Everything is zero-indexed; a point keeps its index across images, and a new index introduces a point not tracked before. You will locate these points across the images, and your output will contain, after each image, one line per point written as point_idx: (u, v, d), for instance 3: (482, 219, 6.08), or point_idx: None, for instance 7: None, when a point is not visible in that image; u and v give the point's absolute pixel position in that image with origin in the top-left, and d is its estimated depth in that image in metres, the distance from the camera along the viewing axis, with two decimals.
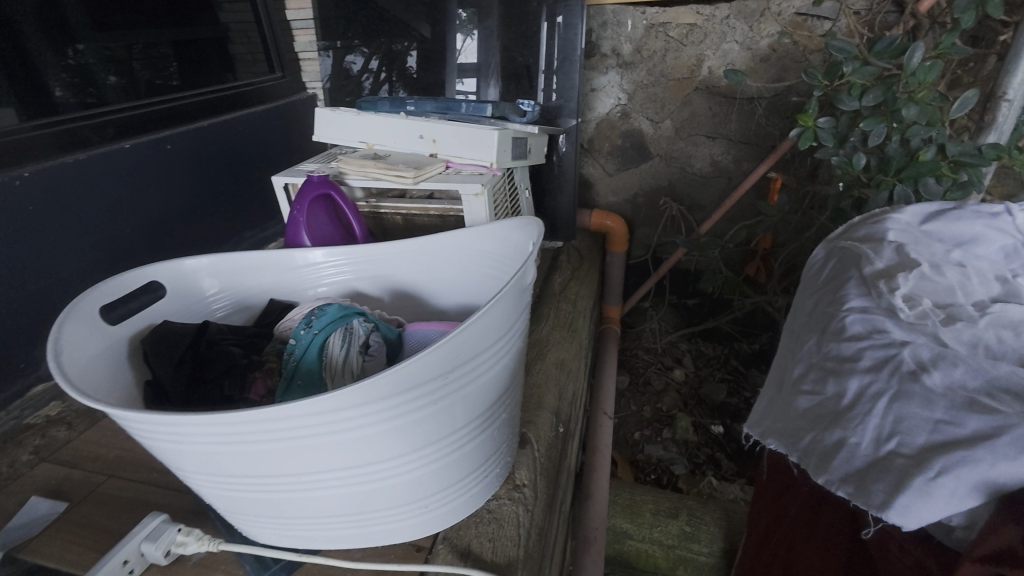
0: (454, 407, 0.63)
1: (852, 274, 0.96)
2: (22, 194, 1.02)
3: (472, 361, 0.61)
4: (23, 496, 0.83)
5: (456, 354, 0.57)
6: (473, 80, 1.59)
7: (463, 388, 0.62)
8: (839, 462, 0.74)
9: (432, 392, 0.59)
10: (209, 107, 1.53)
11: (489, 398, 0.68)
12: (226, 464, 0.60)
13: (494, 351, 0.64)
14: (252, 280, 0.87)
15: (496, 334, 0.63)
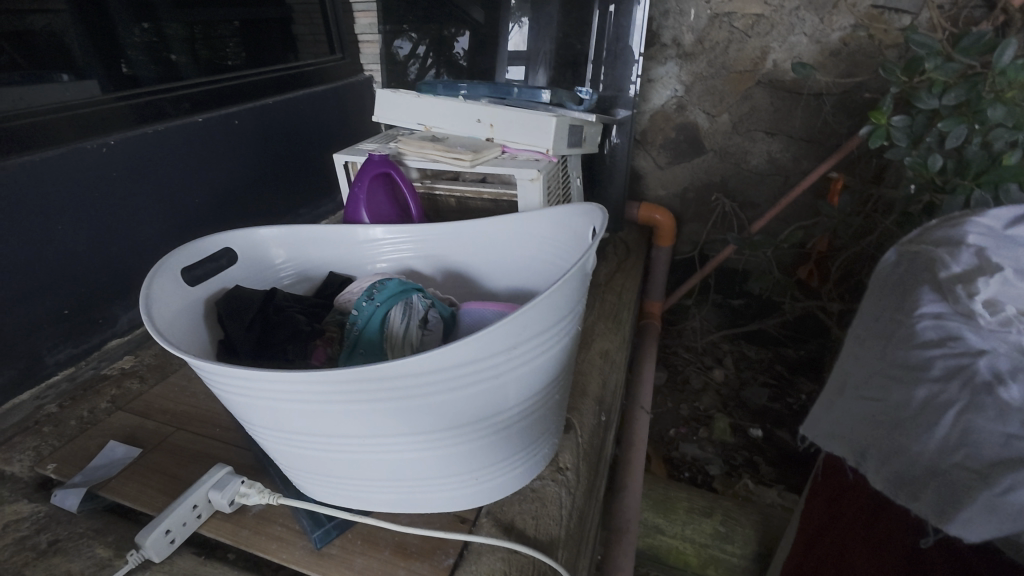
0: (509, 386, 0.65)
1: (923, 278, 0.91)
2: (108, 162, 1.09)
3: (531, 342, 0.62)
4: (101, 440, 0.90)
5: (518, 332, 0.59)
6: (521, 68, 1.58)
7: (520, 368, 0.64)
8: (901, 467, 0.75)
9: (491, 369, 0.61)
10: (274, 85, 1.59)
11: (543, 380, 0.69)
12: (293, 423, 0.63)
13: (551, 334, 0.65)
14: (316, 253, 0.91)
15: (555, 318, 0.64)
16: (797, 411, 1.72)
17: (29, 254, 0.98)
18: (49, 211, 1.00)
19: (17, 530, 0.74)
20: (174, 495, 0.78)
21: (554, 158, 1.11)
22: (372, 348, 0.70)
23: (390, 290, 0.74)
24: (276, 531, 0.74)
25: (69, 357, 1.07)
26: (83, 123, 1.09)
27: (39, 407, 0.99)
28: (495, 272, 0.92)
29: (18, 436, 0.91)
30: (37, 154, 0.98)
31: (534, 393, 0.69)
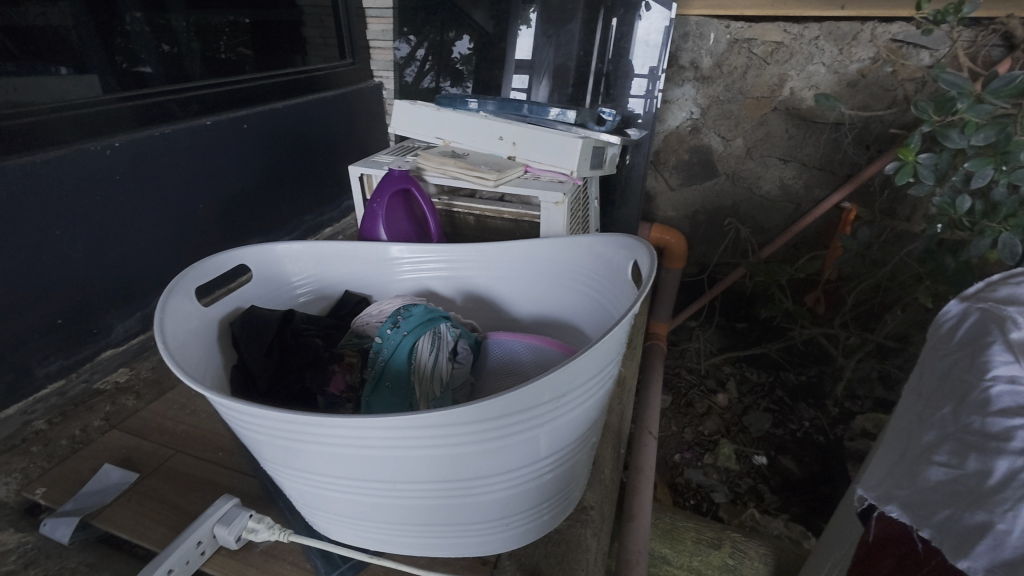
0: (536, 435, 0.62)
1: (992, 335, 0.74)
2: (112, 164, 1.04)
3: (560, 391, 0.60)
4: (96, 462, 0.84)
5: (558, 378, 0.57)
6: (525, 77, 1.58)
7: (550, 417, 0.61)
8: (980, 550, 0.56)
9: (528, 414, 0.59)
10: (283, 89, 1.54)
11: (573, 430, 0.66)
12: (310, 459, 0.62)
13: (583, 383, 0.62)
14: (334, 270, 0.86)
15: (590, 368, 0.61)
16: (800, 437, 1.71)
17: (23, 260, 0.92)
18: (45, 215, 0.94)
19: (4, 564, 0.68)
20: (175, 527, 0.73)
21: (578, 180, 1.09)
22: (398, 381, 0.66)
23: (418, 318, 0.70)
24: (285, 570, 0.70)
25: (61, 368, 1.02)
26: (85, 123, 1.03)
27: (27, 422, 0.93)
28: (520, 297, 0.89)
29: (5, 455, 0.85)
30: (38, 155, 0.93)
31: (565, 442, 0.66)
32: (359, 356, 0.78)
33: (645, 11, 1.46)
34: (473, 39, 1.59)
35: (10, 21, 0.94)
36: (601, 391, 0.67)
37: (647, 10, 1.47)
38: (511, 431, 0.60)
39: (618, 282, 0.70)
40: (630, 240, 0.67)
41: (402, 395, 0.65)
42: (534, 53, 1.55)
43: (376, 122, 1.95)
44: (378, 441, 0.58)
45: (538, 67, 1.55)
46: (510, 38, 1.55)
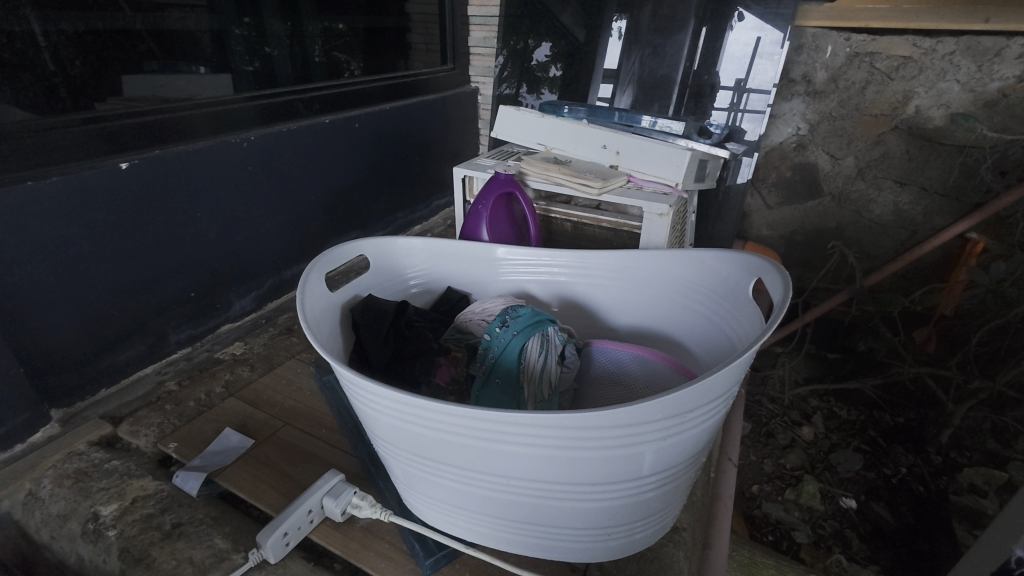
0: (645, 452, 0.61)
1: None
2: (246, 155, 1.14)
3: (677, 411, 0.58)
4: (217, 425, 0.92)
5: (677, 399, 0.56)
6: (610, 87, 1.71)
7: (662, 436, 0.60)
8: None
9: (640, 431, 0.58)
10: (390, 92, 1.63)
11: (682, 452, 0.64)
12: (421, 443, 0.65)
13: (701, 407, 0.60)
14: (442, 266, 0.90)
15: (710, 392, 0.58)
16: (895, 484, 1.55)
17: (170, 238, 1.03)
18: (190, 198, 1.05)
19: (144, 507, 0.76)
20: (286, 494, 0.79)
21: (683, 192, 1.07)
22: (507, 379, 0.68)
23: (528, 320, 0.71)
24: (384, 548, 0.73)
25: (188, 337, 1.12)
26: (220, 120, 1.11)
27: (161, 382, 1.03)
28: (621, 307, 0.87)
29: (143, 409, 0.96)
30: (190, 145, 1.03)
31: (672, 463, 0.64)
32: (466, 351, 0.81)
33: (739, 22, 1.45)
34: (560, 48, 1.76)
35: (156, 24, 1.01)
36: (715, 417, 0.64)
37: (738, 20, 1.45)
38: (622, 444, 0.59)
39: (741, 303, 0.67)
40: (762, 260, 0.63)
41: (511, 393, 0.67)
42: (620, 61, 1.67)
43: (469, 125, 2.01)
44: (489, 437, 0.60)
45: (623, 77, 1.67)
46: (601, 46, 1.69)
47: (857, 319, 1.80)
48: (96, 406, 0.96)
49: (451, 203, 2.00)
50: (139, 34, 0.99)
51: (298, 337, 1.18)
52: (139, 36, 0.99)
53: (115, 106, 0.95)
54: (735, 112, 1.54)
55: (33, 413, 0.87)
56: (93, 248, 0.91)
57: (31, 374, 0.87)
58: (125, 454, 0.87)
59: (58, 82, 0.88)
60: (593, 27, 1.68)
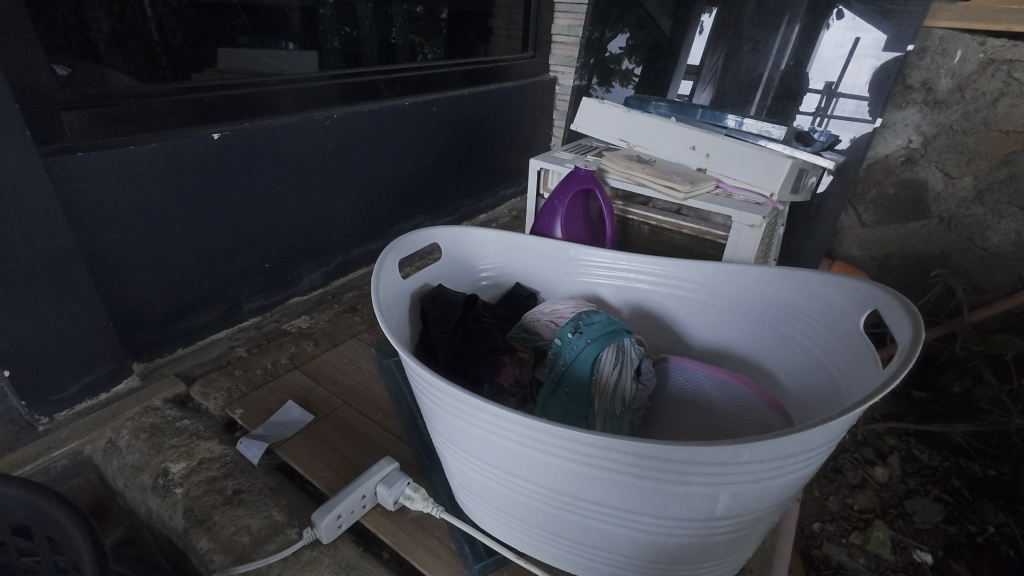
0: (721, 493, 0.55)
1: None
2: (328, 133, 1.16)
3: (766, 455, 0.52)
4: (280, 397, 0.94)
5: (770, 444, 0.50)
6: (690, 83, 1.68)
7: (743, 478, 0.54)
8: None
9: (723, 471, 0.52)
10: (469, 77, 1.61)
11: (763, 499, 0.58)
12: (480, 445, 0.63)
13: (793, 454, 0.53)
14: (514, 260, 0.87)
15: (808, 440, 0.52)
16: (980, 544, 1.39)
17: (250, 208, 1.06)
18: (270, 172, 1.07)
19: (209, 469, 0.79)
20: (340, 474, 0.79)
21: (778, 204, 0.98)
22: (576, 390, 0.64)
23: (603, 328, 0.67)
24: (432, 544, 0.72)
25: (260, 306, 1.16)
26: (303, 97, 1.12)
27: (231, 347, 1.07)
28: (701, 324, 0.81)
29: (215, 372, 0.99)
30: (277, 119, 1.05)
31: (750, 507, 0.58)
32: (534, 355, 0.77)
33: (836, 20, 1.37)
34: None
35: None
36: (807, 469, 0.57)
37: (837, 18, 1.37)
38: (696, 481, 0.54)
39: (851, 336, 0.59)
40: (887, 291, 0.55)
41: (580, 406, 0.63)
42: (704, 58, 1.62)
43: (543, 116, 1.97)
44: (554, 453, 0.57)
45: (705, 73, 1.63)
46: (686, 41, 1.64)
47: (952, 357, 1.63)
48: (173, 364, 1.00)
49: (517, 193, 1.97)
50: (235, 9, 1.01)
51: (361, 317, 1.19)
52: (234, 10, 1.01)
53: (210, 78, 0.98)
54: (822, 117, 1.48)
55: (118, 364, 0.92)
56: (179, 216, 0.94)
57: (119, 328, 0.92)
58: (196, 414, 0.90)
59: (161, 52, 0.90)
60: (682, 18, 1.63)
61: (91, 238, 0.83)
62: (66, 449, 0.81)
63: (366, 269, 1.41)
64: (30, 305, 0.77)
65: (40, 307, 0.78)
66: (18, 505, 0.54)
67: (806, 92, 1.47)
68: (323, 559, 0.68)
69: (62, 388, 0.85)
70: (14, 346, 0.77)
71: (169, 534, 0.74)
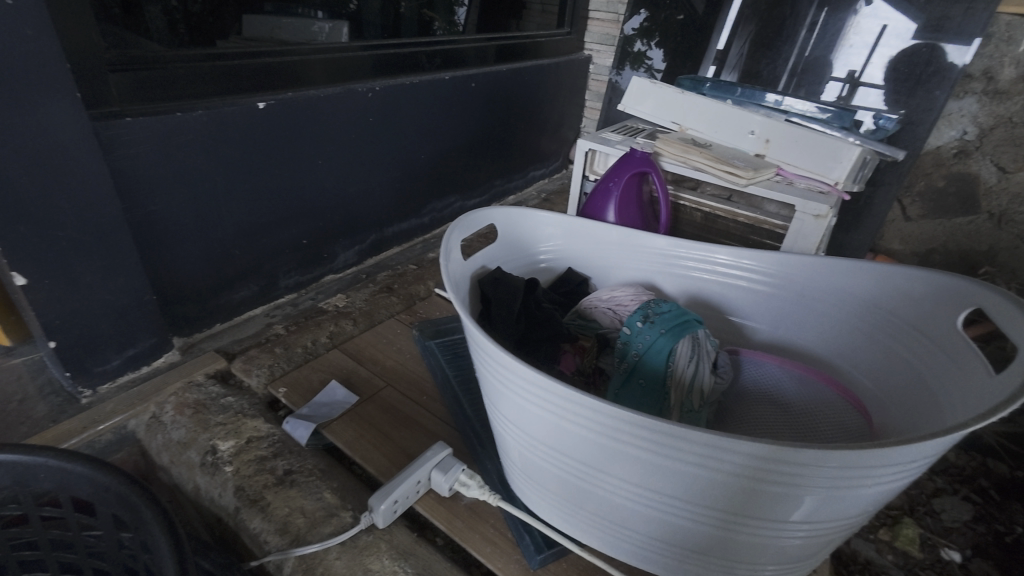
0: (807, 499, 0.52)
1: None
2: (370, 106, 1.12)
3: (866, 465, 0.49)
4: (323, 376, 0.93)
5: (874, 454, 0.47)
6: (711, 68, 1.66)
7: (835, 487, 0.51)
8: None
9: (818, 478, 0.49)
10: (504, 53, 1.55)
11: (848, 508, 0.55)
12: (548, 434, 0.61)
13: (893, 465, 0.50)
14: (571, 244, 0.84)
15: (912, 453, 0.48)
16: (1009, 544, 1.38)
17: (290, 182, 1.02)
18: (310, 144, 1.03)
19: (258, 448, 0.77)
20: (391, 458, 0.78)
21: (843, 193, 0.94)
22: (649, 382, 0.62)
23: (674, 320, 0.64)
24: (488, 532, 0.70)
25: (296, 283, 1.14)
26: (339, 68, 1.08)
27: (269, 324, 1.05)
28: (767, 314, 0.78)
29: (255, 349, 0.97)
30: (321, 90, 1.02)
31: (833, 515, 0.55)
32: (596, 344, 0.74)
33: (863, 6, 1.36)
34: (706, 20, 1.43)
35: None
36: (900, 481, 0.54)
37: (864, 5, 1.36)
38: (784, 487, 0.51)
39: (950, 339, 0.56)
40: (1003, 296, 0.51)
41: (653, 399, 0.61)
42: (728, 41, 1.60)
43: (575, 96, 1.92)
44: (632, 447, 0.54)
45: (730, 59, 1.61)
46: (717, 22, 1.60)
47: None
48: (212, 340, 0.98)
49: (546, 174, 1.93)
50: None
51: (398, 297, 1.17)
52: None
53: (236, 46, 0.91)
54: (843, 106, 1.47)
55: (159, 338, 0.90)
56: (222, 188, 0.91)
57: (161, 301, 0.90)
58: (238, 391, 0.89)
59: (179, 17, 0.82)
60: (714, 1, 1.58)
61: (136, 208, 0.80)
62: (111, 423, 0.80)
63: (399, 248, 1.38)
64: (77, 276, 0.74)
65: (86, 278, 0.75)
66: (83, 483, 0.52)
67: (829, 79, 1.46)
68: (380, 543, 0.67)
69: (105, 360, 0.83)
70: (61, 317, 0.75)
71: (219, 512, 0.73)
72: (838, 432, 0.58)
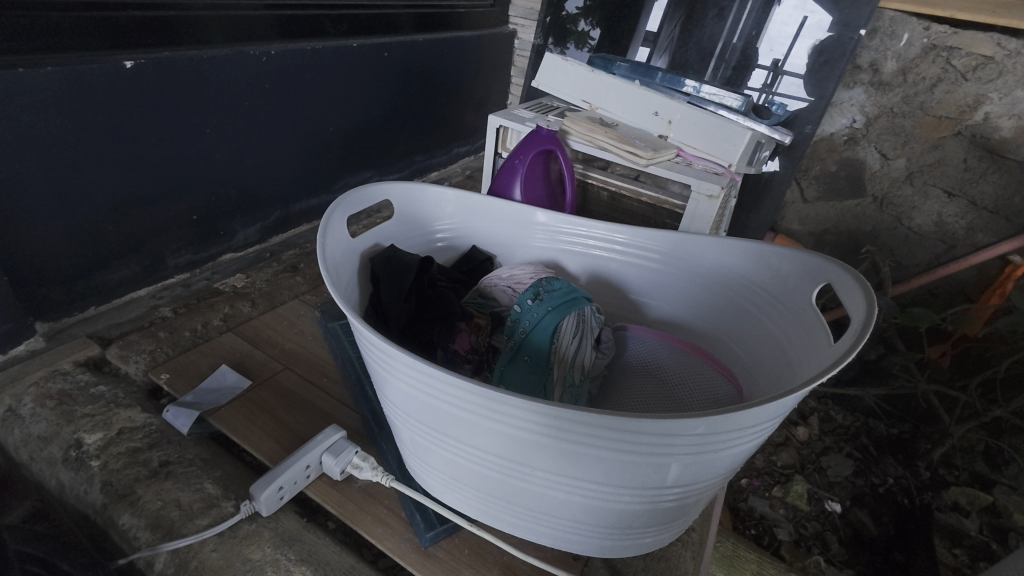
0: (672, 465, 0.55)
1: None
2: (264, 71, 1.04)
3: (720, 431, 0.52)
4: (213, 361, 0.87)
5: (725, 420, 0.50)
6: (645, 50, 1.66)
7: (699, 451, 0.54)
8: None
9: (679, 445, 0.52)
10: (424, 22, 1.49)
11: (711, 471, 0.58)
12: (431, 415, 0.60)
13: (747, 429, 0.53)
14: (472, 222, 0.83)
15: (761, 417, 0.52)
16: (881, 493, 1.54)
17: (171, 152, 0.94)
18: (194, 111, 0.94)
19: (131, 440, 0.72)
20: (281, 444, 0.75)
21: (735, 175, 0.99)
22: (534, 360, 0.62)
23: (563, 298, 0.64)
24: (381, 513, 0.69)
25: (188, 262, 1.06)
26: (233, 27, 0.99)
27: (155, 307, 0.97)
28: (657, 291, 0.81)
29: (135, 333, 0.90)
30: (204, 51, 0.93)
31: (698, 479, 0.59)
32: (489, 325, 0.74)
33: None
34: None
35: None
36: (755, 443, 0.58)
37: None
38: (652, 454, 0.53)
39: (805, 310, 0.61)
40: (843, 268, 0.56)
41: (537, 377, 0.62)
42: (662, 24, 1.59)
43: (500, 71, 1.88)
44: (510, 424, 0.55)
45: (661, 41, 1.62)
46: (645, 4, 1.60)
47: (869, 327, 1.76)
48: (85, 325, 0.90)
49: (471, 151, 1.90)
50: None
51: (303, 277, 1.12)
52: None
53: None
54: (768, 94, 1.50)
55: (16, 323, 0.81)
56: (87, 156, 0.82)
57: (14, 282, 0.80)
58: (114, 379, 0.82)
59: None
60: None
61: None
62: None
63: (308, 225, 1.32)
64: None
65: None
66: None
67: (754, 67, 1.48)
68: (263, 531, 0.64)
69: None
70: None
71: (85, 509, 0.67)
72: (707, 401, 0.61)
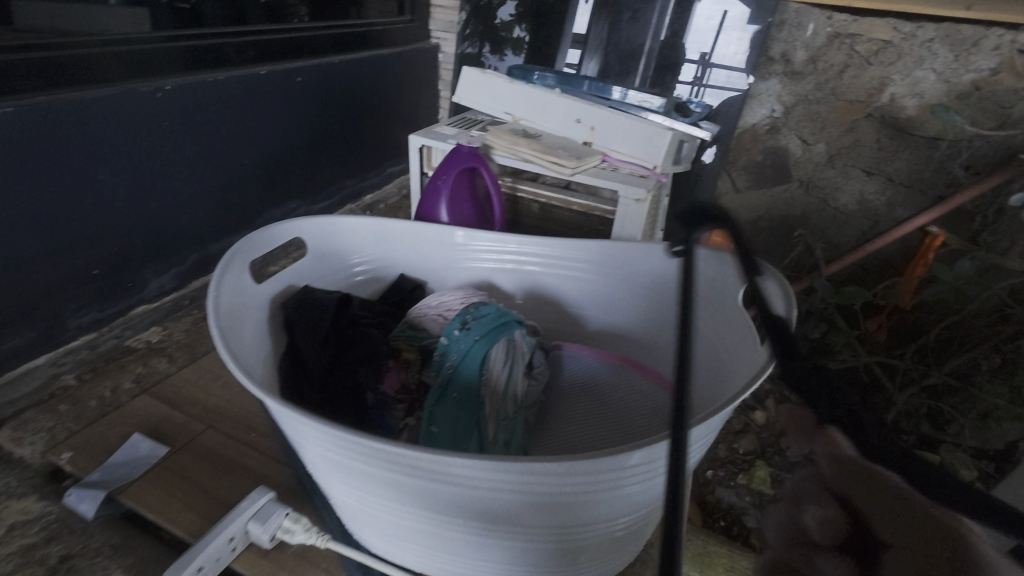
0: (613, 497, 0.52)
1: None
2: (161, 107, 0.97)
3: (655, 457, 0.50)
4: (125, 431, 0.79)
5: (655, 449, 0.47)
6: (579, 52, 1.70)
7: (640, 478, 0.51)
8: None
9: (615, 479, 0.49)
10: (340, 42, 1.43)
11: (654, 490, 0.56)
12: (354, 480, 0.55)
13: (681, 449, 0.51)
14: (395, 250, 0.78)
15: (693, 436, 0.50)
16: None
17: (54, 206, 0.85)
18: (80, 158, 0.86)
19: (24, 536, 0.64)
20: (203, 515, 0.68)
21: (662, 176, 0.99)
22: (465, 396, 0.59)
23: (490, 324, 0.62)
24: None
25: (92, 321, 0.96)
26: (133, 61, 0.93)
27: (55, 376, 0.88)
28: (591, 300, 0.79)
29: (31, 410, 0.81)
30: (89, 91, 0.85)
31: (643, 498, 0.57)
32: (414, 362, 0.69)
33: None
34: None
35: None
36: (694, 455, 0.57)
37: None
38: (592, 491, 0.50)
39: (731, 312, 0.60)
40: (761, 267, 0.56)
41: (469, 414, 0.57)
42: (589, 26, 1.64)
43: (428, 85, 1.83)
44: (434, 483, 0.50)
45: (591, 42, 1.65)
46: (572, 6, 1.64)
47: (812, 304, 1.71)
48: None
49: (406, 170, 1.84)
50: None
51: None
52: None
53: None
54: (699, 87, 1.56)
55: None
56: None
57: None
58: (5, 467, 0.73)
59: None
60: None
61: None
62: None
63: None
64: None
65: None
66: None
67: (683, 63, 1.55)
68: None
69: None
70: None
71: None
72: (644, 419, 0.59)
